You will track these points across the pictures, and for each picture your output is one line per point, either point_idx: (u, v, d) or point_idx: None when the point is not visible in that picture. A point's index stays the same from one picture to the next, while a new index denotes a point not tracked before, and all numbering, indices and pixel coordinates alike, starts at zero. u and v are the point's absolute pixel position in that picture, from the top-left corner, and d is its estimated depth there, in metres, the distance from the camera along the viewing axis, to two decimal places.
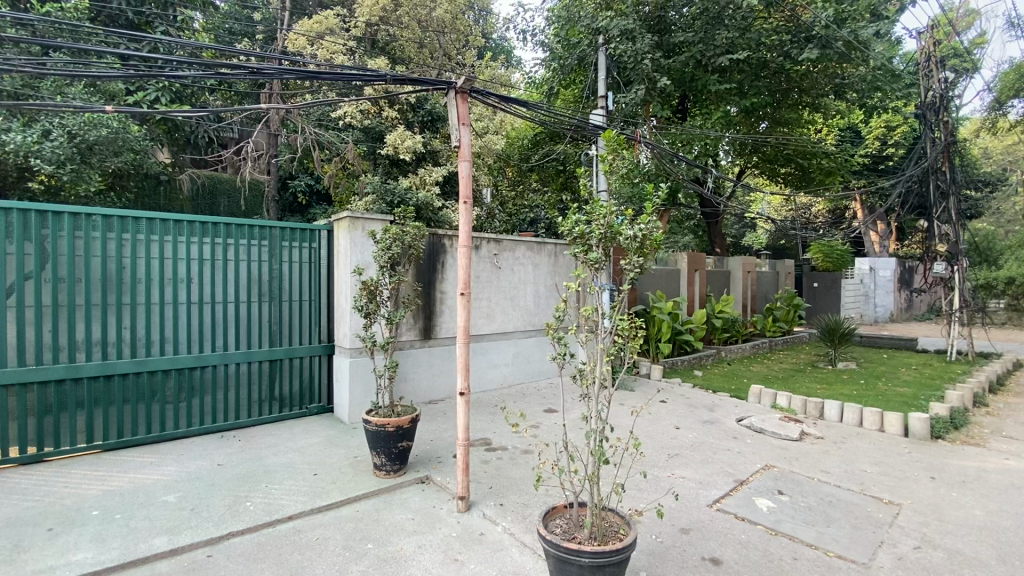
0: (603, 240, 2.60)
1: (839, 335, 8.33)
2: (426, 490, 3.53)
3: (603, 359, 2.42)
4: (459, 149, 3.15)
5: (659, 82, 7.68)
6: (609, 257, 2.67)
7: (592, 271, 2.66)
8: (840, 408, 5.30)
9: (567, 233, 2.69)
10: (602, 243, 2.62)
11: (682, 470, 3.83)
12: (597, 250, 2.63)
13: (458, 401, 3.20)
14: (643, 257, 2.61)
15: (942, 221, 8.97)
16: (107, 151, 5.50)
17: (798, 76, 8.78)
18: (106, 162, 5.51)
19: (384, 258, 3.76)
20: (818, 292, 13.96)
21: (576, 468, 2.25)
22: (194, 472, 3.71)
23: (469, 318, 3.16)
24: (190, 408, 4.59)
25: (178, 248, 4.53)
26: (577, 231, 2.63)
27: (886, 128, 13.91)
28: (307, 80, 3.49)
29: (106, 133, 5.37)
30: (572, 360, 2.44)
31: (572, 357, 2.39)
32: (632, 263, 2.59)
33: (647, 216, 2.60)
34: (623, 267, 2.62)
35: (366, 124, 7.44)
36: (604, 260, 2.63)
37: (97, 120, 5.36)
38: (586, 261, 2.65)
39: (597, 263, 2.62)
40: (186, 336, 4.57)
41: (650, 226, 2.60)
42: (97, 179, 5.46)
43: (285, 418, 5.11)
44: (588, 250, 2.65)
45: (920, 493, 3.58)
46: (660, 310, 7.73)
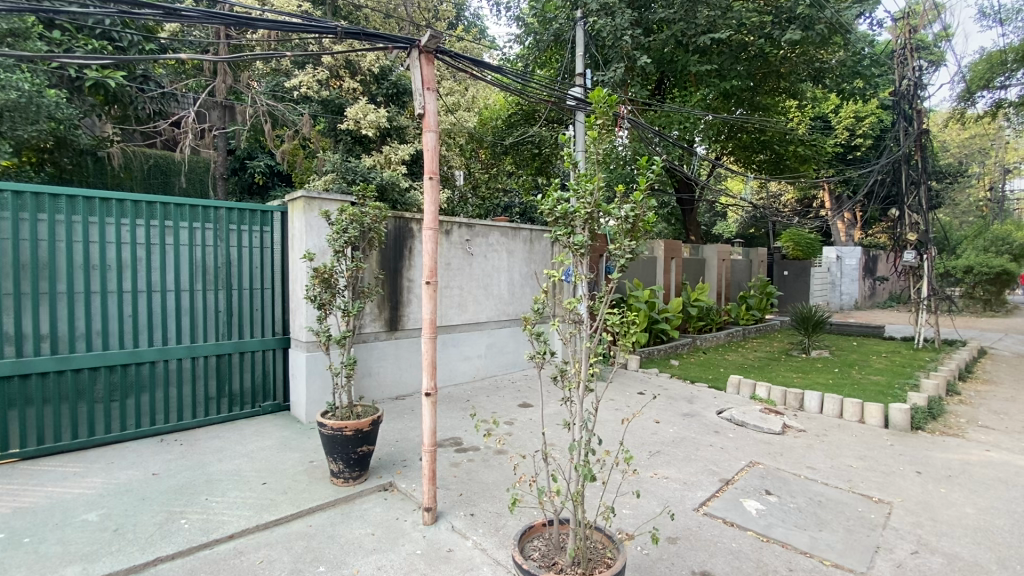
0: (588, 220, 2.28)
1: (813, 324, 8.28)
2: (389, 499, 3.20)
3: (589, 359, 2.11)
4: (424, 117, 2.77)
5: (638, 60, 7.42)
6: (596, 240, 2.35)
7: (576, 258, 2.35)
8: (820, 399, 5.19)
9: (547, 212, 2.34)
10: (587, 225, 2.30)
11: (665, 470, 3.61)
12: (581, 232, 2.30)
13: (424, 402, 2.85)
14: (634, 241, 2.30)
15: (912, 210, 9.00)
16: (19, 117, 4.81)
17: (775, 59, 8.63)
18: (17, 131, 4.82)
19: (340, 243, 3.33)
20: (789, 279, 14.08)
21: (557, 485, 1.96)
22: (123, 483, 3.28)
23: (435, 311, 2.81)
24: (124, 408, 4.11)
25: (105, 231, 4.01)
26: (560, 210, 2.28)
27: (856, 118, 14.01)
28: (243, 28, 3.09)
29: (18, 97, 4.67)
30: (553, 359, 2.12)
31: (555, 358, 2.06)
32: (621, 247, 2.28)
33: (640, 193, 2.27)
34: (610, 252, 2.31)
35: (324, 96, 6.91)
36: (589, 244, 2.31)
37: (4, 81, 4.61)
38: (569, 245, 2.32)
39: (583, 248, 2.30)
40: (118, 330, 4.07)
41: (642, 205, 2.29)
42: (7, 150, 4.82)
43: (236, 417, 4.67)
44: (571, 233, 2.32)
45: (908, 490, 3.44)
46: (638, 298, 7.51)
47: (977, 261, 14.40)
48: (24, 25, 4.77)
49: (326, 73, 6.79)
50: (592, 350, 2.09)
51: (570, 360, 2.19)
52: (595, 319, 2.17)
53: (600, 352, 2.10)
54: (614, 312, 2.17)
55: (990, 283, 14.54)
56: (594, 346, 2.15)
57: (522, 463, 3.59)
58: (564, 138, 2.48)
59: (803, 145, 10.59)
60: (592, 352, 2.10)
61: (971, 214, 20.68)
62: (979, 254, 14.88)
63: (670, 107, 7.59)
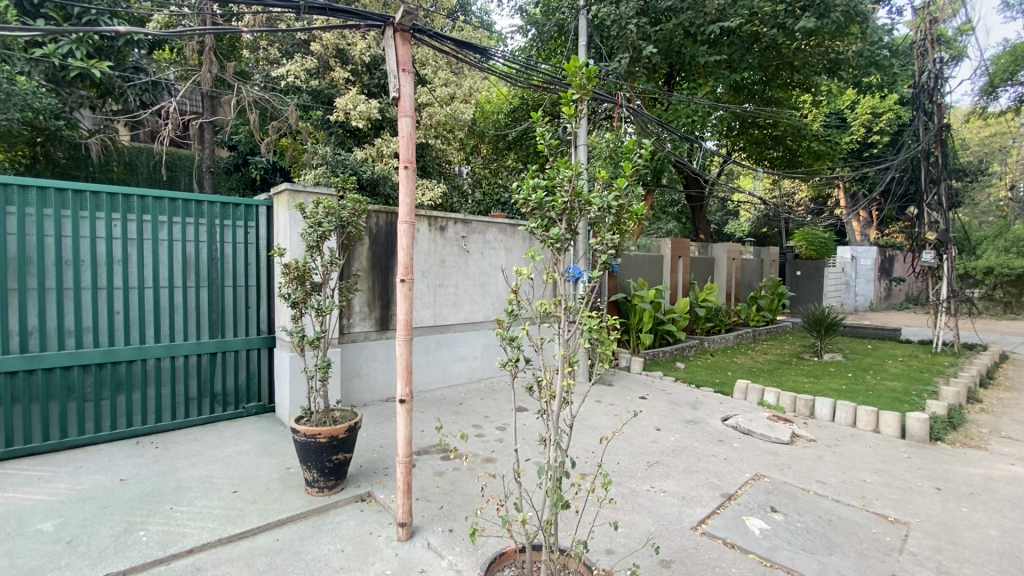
0: (568, 212, 2.07)
1: (825, 326, 7.95)
2: (365, 511, 3.00)
3: (565, 370, 1.87)
4: (399, 100, 2.57)
5: (644, 51, 7.17)
6: (576, 234, 2.15)
7: (552, 253, 2.15)
8: (831, 406, 4.91)
9: (522, 201, 2.14)
10: (566, 217, 2.08)
11: (663, 482, 3.38)
12: (559, 225, 2.08)
13: (398, 409, 2.65)
14: (619, 235, 2.09)
15: (932, 208, 8.61)
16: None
17: (788, 51, 8.32)
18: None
19: (314, 237, 3.11)
20: (802, 280, 13.71)
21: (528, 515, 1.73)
22: (88, 489, 3.12)
23: (411, 312, 2.60)
24: (99, 409, 3.93)
25: (80, 225, 3.83)
26: (535, 200, 2.07)
27: (872, 115, 13.57)
28: None
29: None
30: (527, 367, 1.89)
31: (528, 366, 1.83)
32: (603, 241, 2.07)
33: (624, 179, 2.05)
34: (592, 248, 2.10)
35: (313, 85, 6.76)
36: (568, 239, 2.11)
37: None
38: (545, 239, 2.12)
39: (560, 242, 2.10)
40: (92, 328, 3.88)
41: (626, 194, 2.07)
42: None
43: (219, 419, 4.49)
44: (547, 225, 2.12)
45: (927, 509, 3.17)
46: (642, 298, 7.23)
47: (999, 262, 13.93)
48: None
49: (315, 63, 6.65)
50: (569, 357, 1.87)
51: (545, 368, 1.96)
52: (574, 321, 1.95)
53: (579, 359, 1.88)
54: (594, 314, 1.94)
55: (1012, 285, 14.04)
56: (572, 353, 1.91)
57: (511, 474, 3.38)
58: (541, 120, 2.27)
59: (817, 141, 10.25)
60: (569, 359, 1.87)
61: (992, 214, 20.14)
62: (1000, 256, 14.39)
63: (681, 96, 7.40)
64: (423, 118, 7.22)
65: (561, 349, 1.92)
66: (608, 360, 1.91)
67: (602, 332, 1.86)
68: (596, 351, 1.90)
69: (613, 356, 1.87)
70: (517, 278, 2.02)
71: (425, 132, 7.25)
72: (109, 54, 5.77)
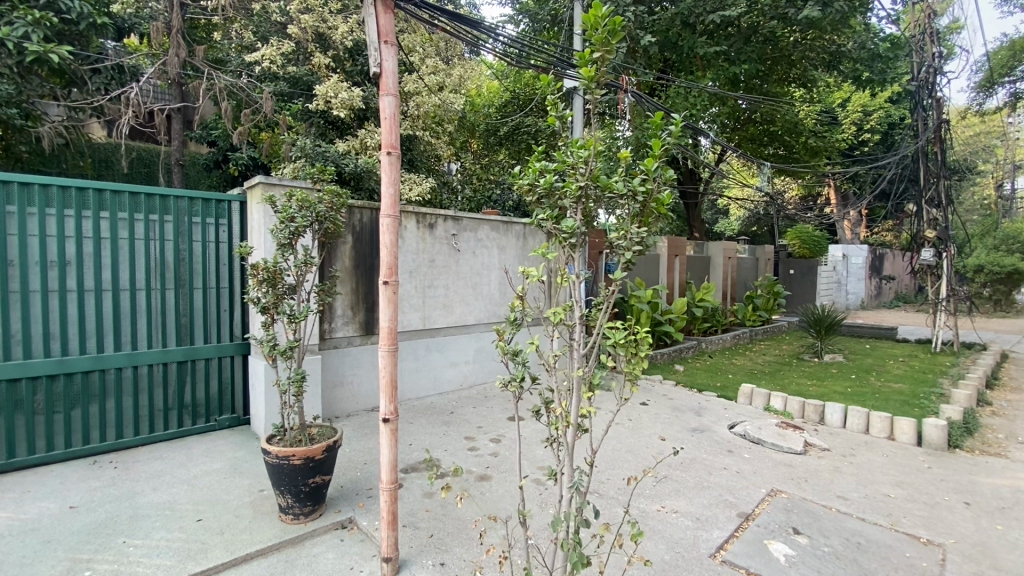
0: (582, 199, 1.80)
1: (826, 325, 7.72)
2: (345, 542, 2.69)
3: (582, 393, 1.57)
4: (381, 77, 2.26)
5: (642, 39, 6.94)
6: (589, 229, 1.88)
7: (565, 250, 1.88)
8: (842, 412, 4.67)
9: (528, 188, 1.88)
10: (579, 207, 1.82)
11: (673, 501, 3.10)
12: (572, 217, 1.81)
13: (382, 428, 2.33)
14: (644, 228, 1.80)
15: (931, 204, 8.42)
16: None
17: (786, 44, 8.15)
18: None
19: (285, 234, 2.77)
20: (795, 279, 13.57)
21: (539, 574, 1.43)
22: (30, 518, 2.73)
23: (395, 318, 2.29)
24: (51, 425, 3.52)
25: (28, 222, 3.43)
26: (543, 184, 1.81)
27: (863, 113, 13.45)
28: None
29: None
30: (535, 388, 1.57)
31: (537, 387, 1.52)
32: (626, 234, 1.77)
33: (653, 160, 1.73)
34: (611, 244, 1.82)
35: (290, 71, 6.41)
36: (581, 233, 1.84)
37: None
38: (556, 233, 1.86)
39: (572, 237, 1.82)
40: (43, 336, 3.48)
41: (654, 177, 1.77)
42: None
43: (188, 433, 4.12)
44: (559, 217, 1.86)
45: (960, 528, 2.92)
46: (639, 298, 6.96)
47: (989, 260, 13.85)
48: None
49: (292, 46, 6.28)
50: (589, 376, 1.57)
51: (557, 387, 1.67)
52: (591, 333, 1.66)
53: (600, 379, 1.58)
54: (615, 324, 1.65)
55: (1002, 283, 14.06)
56: (589, 370, 1.61)
57: (510, 497, 3.08)
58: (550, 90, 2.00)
59: (813, 136, 10.07)
60: (588, 380, 1.57)
61: (978, 212, 20.30)
62: (990, 253, 14.39)
63: (682, 82, 7.13)
64: (410, 108, 6.86)
65: (577, 367, 1.62)
66: (635, 380, 1.62)
67: (630, 346, 1.57)
68: (621, 369, 1.60)
69: (642, 376, 1.58)
70: (524, 280, 1.73)
71: (413, 123, 6.90)
72: (71, 38, 5.39)
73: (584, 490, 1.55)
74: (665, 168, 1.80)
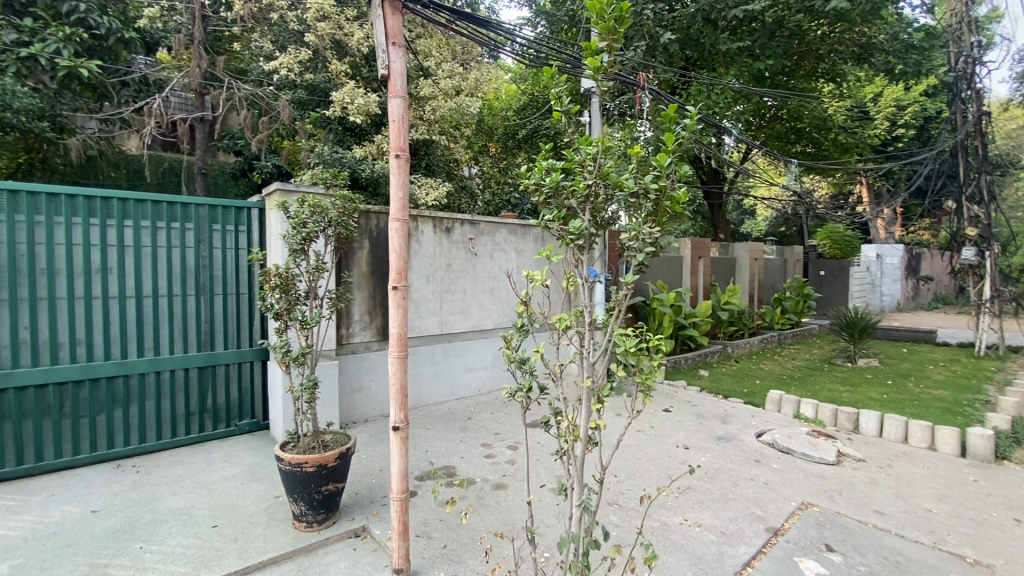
0: (590, 200, 1.76)
1: (859, 328, 7.41)
2: (358, 551, 2.65)
3: (591, 405, 1.50)
4: (390, 79, 2.21)
5: (662, 37, 6.82)
6: (598, 230, 1.83)
7: (573, 252, 1.82)
8: (878, 420, 4.44)
9: (533, 187, 1.83)
10: (587, 208, 1.77)
11: (697, 513, 2.97)
12: (580, 217, 1.76)
13: (393, 436, 2.27)
14: (658, 229, 1.72)
15: (971, 201, 8.01)
16: None
17: (814, 37, 7.90)
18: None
19: (297, 240, 2.75)
20: (826, 280, 13.13)
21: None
22: (53, 522, 2.77)
23: (405, 324, 2.23)
24: (77, 429, 3.58)
25: (55, 231, 3.50)
26: (549, 182, 1.76)
27: (896, 107, 12.93)
28: None
29: None
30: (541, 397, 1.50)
31: (544, 396, 1.45)
32: (639, 235, 1.69)
33: (665, 155, 1.65)
34: (624, 247, 1.73)
35: (307, 78, 6.50)
36: (590, 235, 1.78)
37: None
38: (562, 235, 1.82)
39: (580, 238, 1.77)
40: (70, 343, 3.55)
41: (667, 173, 1.69)
42: None
43: (209, 438, 4.15)
44: (566, 217, 1.82)
45: (1011, 547, 2.71)
46: (661, 302, 6.76)
47: None
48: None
49: (309, 54, 6.37)
50: (598, 387, 1.50)
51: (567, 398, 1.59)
52: (601, 338, 1.57)
53: (609, 390, 1.50)
54: (628, 330, 1.56)
55: None
56: (599, 380, 1.53)
57: (520, 516, 2.90)
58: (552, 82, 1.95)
59: (843, 132, 9.70)
60: (597, 392, 1.49)
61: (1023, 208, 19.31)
62: None
63: (704, 79, 6.95)
64: (427, 113, 6.87)
65: (585, 377, 1.55)
66: (648, 392, 1.53)
67: (641, 356, 1.49)
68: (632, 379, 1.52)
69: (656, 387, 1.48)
70: (528, 285, 1.66)
71: (429, 128, 6.89)
72: (101, 53, 5.64)
73: (593, 509, 1.48)
74: (679, 162, 1.71)
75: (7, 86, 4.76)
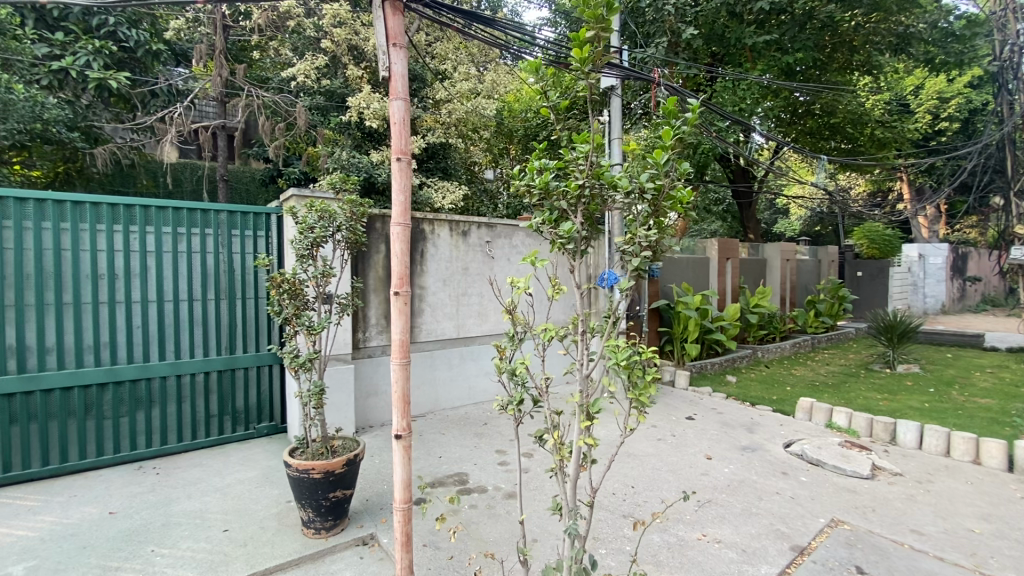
0: (583, 202, 1.79)
1: (898, 333, 7.04)
2: (365, 560, 2.61)
3: (579, 423, 1.43)
4: (391, 80, 2.17)
5: (684, 33, 6.64)
6: (588, 231, 1.86)
7: (565, 257, 1.85)
8: (916, 431, 4.18)
9: (525, 189, 1.85)
10: (578, 209, 1.80)
11: (716, 528, 2.82)
12: (571, 219, 1.81)
13: (396, 445, 2.19)
14: (655, 231, 1.75)
15: (1021, 197, 7.52)
16: None
17: (846, 28, 7.57)
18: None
19: (304, 245, 2.75)
20: (863, 281, 12.59)
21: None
22: (72, 523, 2.84)
23: (407, 330, 2.14)
24: (101, 430, 3.66)
25: (80, 238, 3.59)
26: (540, 181, 1.76)
27: (938, 100, 12.30)
28: None
29: None
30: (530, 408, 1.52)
31: (530, 408, 1.44)
32: (633, 238, 1.72)
33: (661, 152, 1.70)
34: (619, 249, 1.75)
35: (324, 85, 6.61)
36: (580, 238, 1.82)
37: None
38: (552, 237, 1.84)
39: (570, 240, 1.79)
40: (93, 346, 3.63)
41: (664, 172, 1.74)
42: None
43: (228, 441, 4.19)
44: (557, 219, 1.83)
45: None
46: (687, 305, 6.53)
47: None
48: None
49: (325, 60, 6.46)
50: (586, 404, 1.43)
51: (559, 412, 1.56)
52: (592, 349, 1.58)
53: (600, 406, 1.42)
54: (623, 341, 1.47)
55: None
56: (590, 397, 1.47)
57: (511, 534, 2.74)
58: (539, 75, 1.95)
59: (879, 127, 9.27)
60: (585, 408, 1.43)
61: None
62: None
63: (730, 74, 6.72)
64: (444, 116, 6.87)
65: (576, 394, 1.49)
66: (643, 408, 1.46)
67: (634, 371, 1.43)
68: (625, 396, 1.44)
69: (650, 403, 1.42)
70: (511, 295, 1.67)
71: (447, 131, 6.89)
72: (131, 65, 5.84)
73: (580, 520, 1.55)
74: (676, 160, 1.76)
75: (39, 98, 4.98)
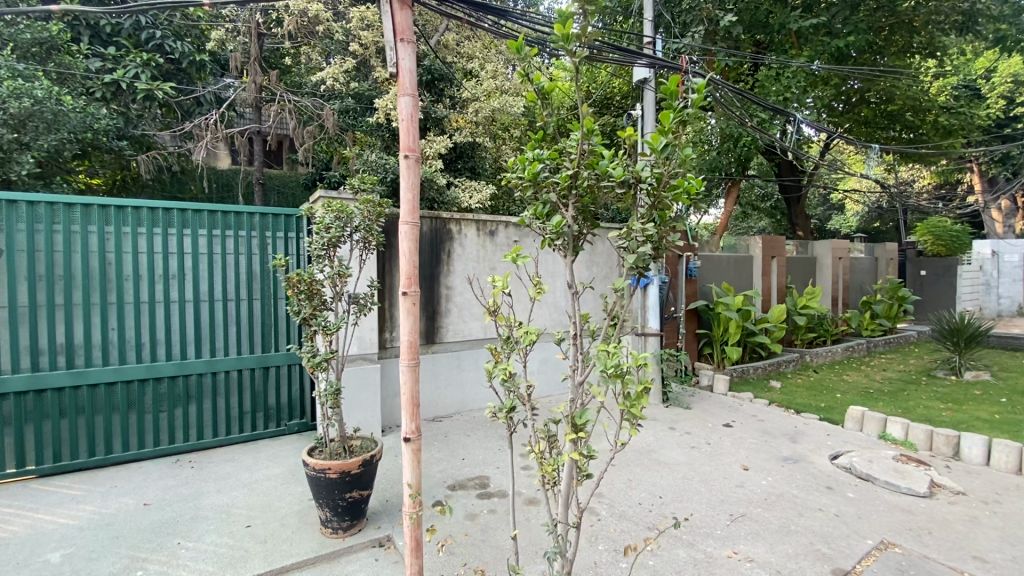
0: (576, 194, 1.72)
1: (966, 337, 6.45)
2: (381, 562, 2.59)
3: (566, 434, 1.49)
4: (399, 77, 2.11)
5: (721, 20, 6.36)
6: (581, 226, 1.81)
7: (559, 253, 1.82)
8: (984, 446, 3.79)
9: (517, 182, 1.81)
10: (572, 202, 1.74)
11: (749, 546, 2.63)
12: (564, 212, 1.75)
13: (406, 447, 2.07)
14: (655, 223, 1.66)
15: None
16: (41, 126, 4.91)
17: (905, 7, 7.03)
18: (39, 140, 4.88)
19: (321, 244, 2.78)
20: (927, 281, 11.67)
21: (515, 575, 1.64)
22: (109, 513, 2.96)
23: (415, 331, 2.05)
24: (143, 424, 3.82)
25: (122, 241, 3.75)
26: (531, 172, 1.72)
27: (1013, 83, 11.27)
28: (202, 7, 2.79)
29: (28, 104, 4.71)
30: (515, 414, 1.58)
31: (515, 411, 1.55)
32: (631, 234, 1.61)
33: (659, 137, 1.61)
34: (617, 243, 1.67)
35: (353, 87, 6.80)
36: (570, 234, 1.78)
37: (18, 90, 4.72)
38: (546, 234, 1.81)
39: (561, 238, 1.78)
40: (134, 344, 3.79)
41: (664, 159, 1.63)
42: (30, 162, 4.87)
43: (261, 438, 4.29)
44: (550, 214, 1.80)
45: None
46: (726, 306, 6.15)
47: None
48: (50, 35, 5.18)
49: (353, 63, 6.67)
50: (576, 415, 1.50)
51: (549, 420, 1.63)
52: (584, 354, 1.62)
53: (588, 419, 1.50)
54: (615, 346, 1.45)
55: None
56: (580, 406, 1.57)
57: (523, 542, 2.64)
58: (522, 50, 1.82)
59: (944, 113, 8.56)
60: (572, 420, 1.49)
61: None
62: None
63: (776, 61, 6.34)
64: (471, 115, 6.88)
65: (566, 402, 1.58)
66: (635, 422, 1.43)
67: (627, 381, 1.39)
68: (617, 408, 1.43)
69: (643, 418, 1.39)
70: (493, 294, 1.73)
71: (475, 129, 6.90)
72: (177, 76, 6.24)
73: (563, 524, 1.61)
74: (678, 145, 1.65)
75: (91, 109, 5.32)
